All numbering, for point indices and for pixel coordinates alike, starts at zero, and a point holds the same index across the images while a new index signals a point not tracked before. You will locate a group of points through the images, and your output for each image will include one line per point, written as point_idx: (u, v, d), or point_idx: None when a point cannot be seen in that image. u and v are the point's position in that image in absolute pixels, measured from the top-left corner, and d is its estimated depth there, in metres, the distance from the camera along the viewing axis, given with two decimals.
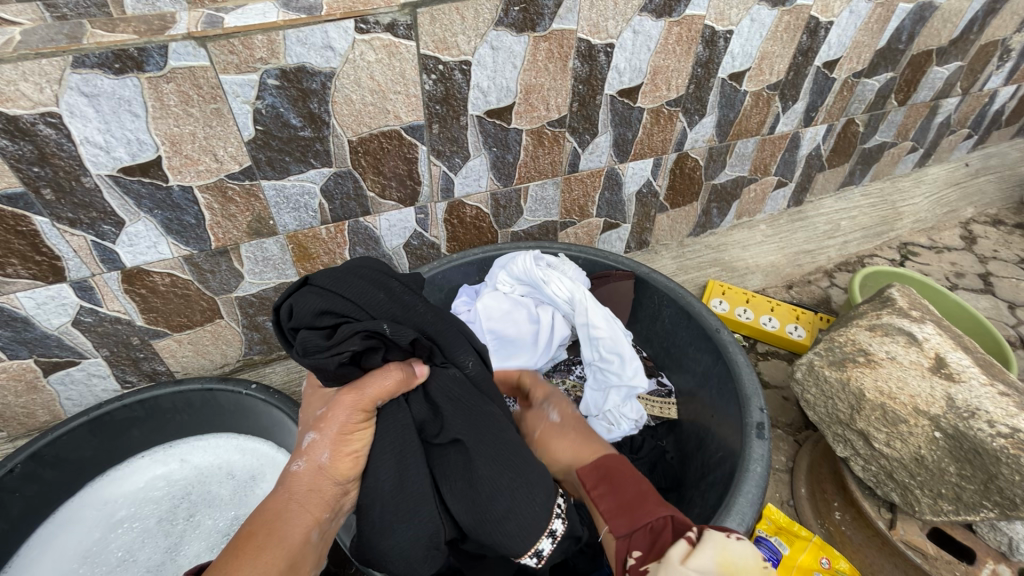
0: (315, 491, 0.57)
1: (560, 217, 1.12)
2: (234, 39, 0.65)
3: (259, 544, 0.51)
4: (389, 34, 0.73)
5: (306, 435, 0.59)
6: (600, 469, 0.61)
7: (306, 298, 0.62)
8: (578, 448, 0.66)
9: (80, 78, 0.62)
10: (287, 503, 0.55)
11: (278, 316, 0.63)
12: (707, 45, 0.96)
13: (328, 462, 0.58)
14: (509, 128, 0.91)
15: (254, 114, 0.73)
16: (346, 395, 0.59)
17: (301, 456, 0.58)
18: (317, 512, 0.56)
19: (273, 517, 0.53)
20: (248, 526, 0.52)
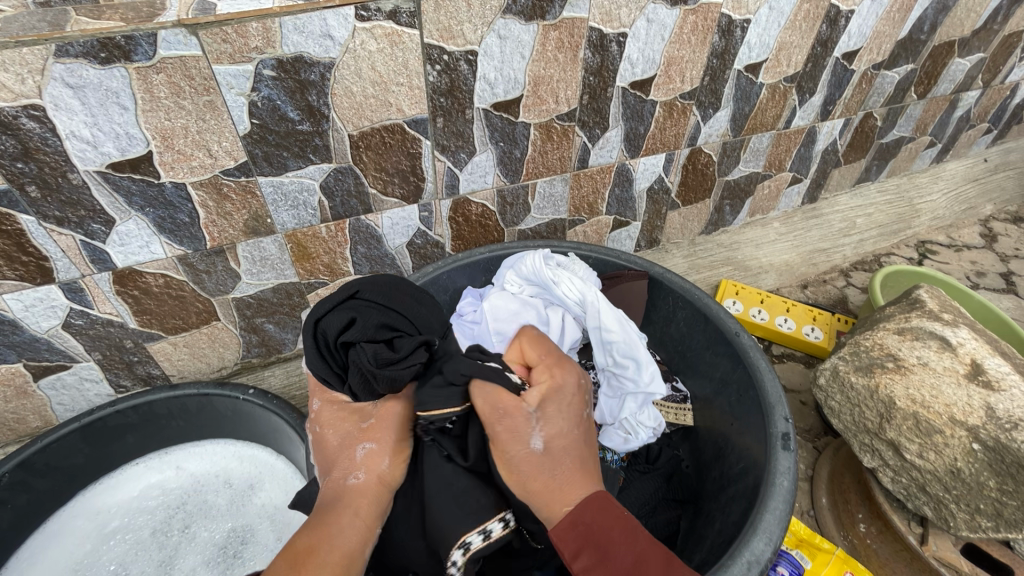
0: (375, 504, 0.53)
1: (569, 216, 1.08)
2: (227, 26, 0.62)
3: (323, 563, 0.46)
4: (391, 22, 0.69)
5: (361, 445, 0.55)
6: (582, 531, 0.47)
7: (367, 312, 0.59)
8: (556, 497, 0.49)
9: (64, 67, 0.58)
10: (348, 518, 0.50)
11: (328, 329, 0.58)
12: (723, 35, 0.92)
13: (388, 470, 0.55)
14: (516, 122, 0.88)
15: (249, 106, 0.69)
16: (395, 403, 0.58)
17: (359, 468, 0.54)
18: (374, 526, 0.52)
19: (334, 529, 0.49)
20: (307, 542, 0.47)
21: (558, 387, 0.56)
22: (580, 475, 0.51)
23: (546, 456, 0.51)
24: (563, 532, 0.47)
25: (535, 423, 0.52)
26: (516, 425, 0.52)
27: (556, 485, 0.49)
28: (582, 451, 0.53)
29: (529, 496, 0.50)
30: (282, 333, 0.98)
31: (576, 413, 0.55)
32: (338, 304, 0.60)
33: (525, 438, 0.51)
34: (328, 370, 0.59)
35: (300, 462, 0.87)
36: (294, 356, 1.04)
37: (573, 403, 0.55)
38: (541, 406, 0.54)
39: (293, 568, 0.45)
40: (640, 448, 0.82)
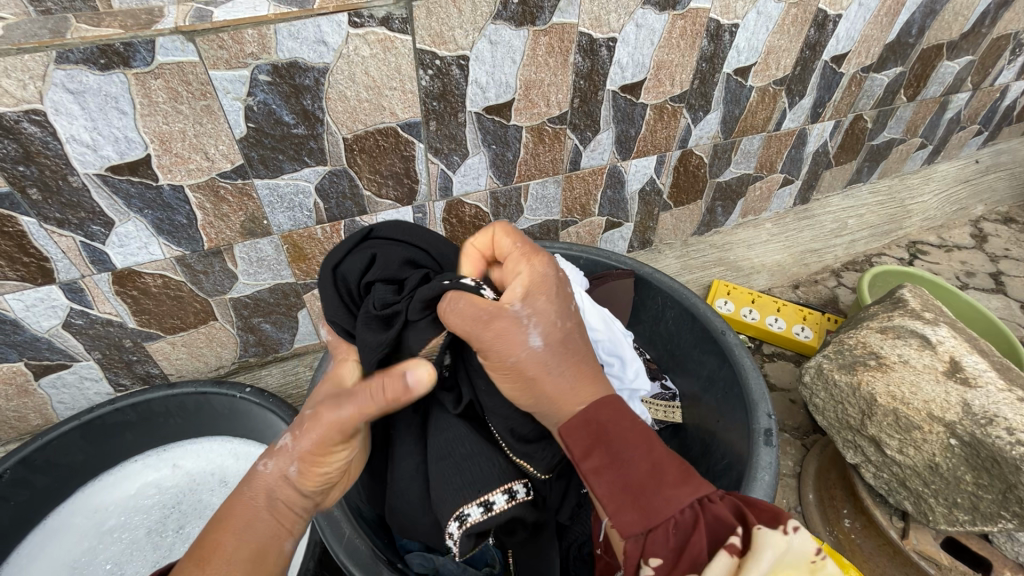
0: (281, 501, 0.53)
1: (562, 217, 1.09)
2: (223, 33, 0.63)
3: (225, 555, 0.48)
4: (384, 28, 0.71)
5: (282, 437, 0.56)
6: (595, 429, 0.47)
7: (386, 250, 0.65)
8: (569, 396, 0.50)
9: (64, 73, 0.60)
10: (254, 510, 0.52)
11: (349, 269, 0.64)
12: (712, 39, 0.93)
13: (296, 472, 0.54)
14: (508, 125, 0.89)
15: (245, 110, 0.71)
16: (323, 403, 0.55)
17: (269, 459, 0.55)
18: (281, 522, 0.53)
19: (238, 526, 0.50)
20: (210, 534, 0.50)
21: (536, 283, 0.55)
22: (584, 374, 0.51)
23: (546, 355, 0.50)
24: (576, 428, 0.48)
25: (530, 322, 0.52)
26: (512, 327, 0.51)
27: (566, 385, 0.50)
28: (582, 350, 0.53)
29: (542, 400, 0.51)
30: (279, 332, 0.99)
31: (568, 309, 0.55)
32: (358, 247, 0.66)
33: (522, 338, 0.51)
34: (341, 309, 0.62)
35: None
36: (290, 355, 1.05)
37: (564, 298, 0.55)
38: (531, 304, 0.53)
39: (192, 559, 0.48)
40: None
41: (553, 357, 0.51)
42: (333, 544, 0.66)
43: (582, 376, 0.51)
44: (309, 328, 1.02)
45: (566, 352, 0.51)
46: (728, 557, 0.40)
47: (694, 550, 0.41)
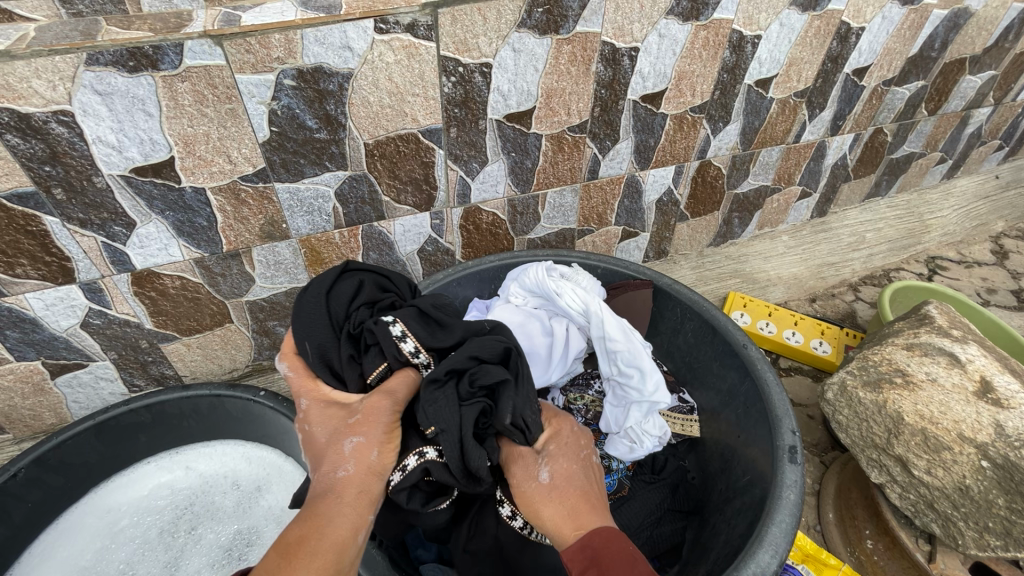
0: (365, 493, 0.52)
1: (578, 225, 1.09)
2: (251, 37, 0.64)
3: (315, 548, 0.45)
4: (409, 35, 0.71)
5: (347, 439, 0.54)
6: (591, 555, 0.49)
7: (369, 280, 0.71)
8: (565, 522, 0.53)
9: (93, 75, 0.60)
10: (337, 503, 0.49)
11: (328, 299, 0.67)
12: (734, 50, 0.93)
13: (376, 460, 0.54)
14: (528, 133, 0.89)
15: (269, 114, 0.71)
16: (381, 399, 0.59)
17: (348, 460, 0.53)
18: (366, 514, 0.51)
19: (324, 519, 0.48)
20: (299, 529, 0.46)
21: (561, 433, 0.63)
22: (588, 510, 0.54)
23: (554, 489, 0.56)
24: (574, 554, 0.50)
25: (541, 458, 0.59)
26: (527, 458, 0.59)
27: (563, 513, 0.53)
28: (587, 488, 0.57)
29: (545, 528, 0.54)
30: None
31: (578, 455, 0.61)
32: (340, 278, 0.70)
33: (534, 473, 0.57)
34: (327, 338, 0.64)
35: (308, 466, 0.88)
36: None
37: (576, 445, 0.61)
38: (549, 447, 0.60)
39: (283, 557, 0.44)
40: (645, 458, 0.81)
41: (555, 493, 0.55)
42: None
43: (580, 507, 0.54)
44: None
45: (571, 489, 0.56)
46: None
47: None
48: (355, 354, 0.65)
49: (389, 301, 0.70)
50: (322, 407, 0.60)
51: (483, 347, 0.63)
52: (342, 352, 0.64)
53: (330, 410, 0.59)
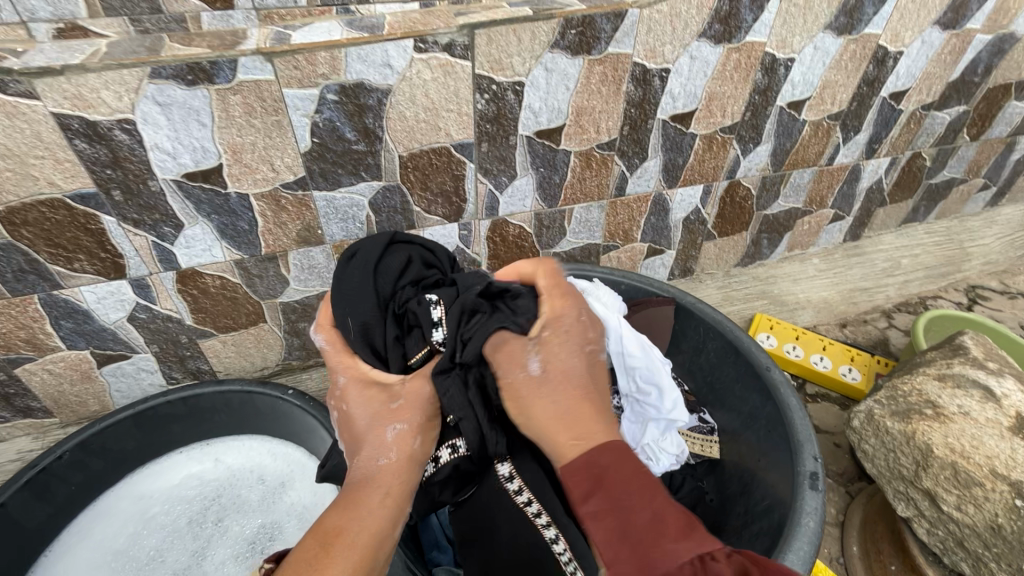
0: (403, 485, 0.53)
1: (604, 241, 1.10)
2: (299, 55, 0.68)
3: (352, 541, 0.48)
4: (446, 54, 0.74)
5: (389, 426, 0.55)
6: (596, 473, 0.45)
7: (414, 255, 0.69)
8: (563, 431, 0.49)
9: (155, 87, 0.65)
10: (376, 494, 0.51)
11: (372, 273, 0.65)
12: (767, 72, 0.93)
13: (417, 448, 0.56)
14: (557, 149, 0.91)
15: (311, 126, 0.75)
16: (418, 381, 0.58)
17: (390, 448, 0.54)
18: (402, 506, 0.53)
19: (361, 511, 0.50)
20: (337, 519, 0.49)
21: (559, 320, 0.60)
22: (589, 414, 0.50)
23: (543, 379, 0.53)
24: (576, 471, 0.46)
25: (532, 351, 0.56)
26: (517, 350, 0.57)
27: (560, 417, 0.50)
28: (586, 385, 0.53)
29: (533, 424, 0.52)
30: None
31: (579, 347, 0.57)
32: (389, 248, 0.68)
33: (524, 363, 0.55)
34: (372, 315, 0.62)
35: None
36: None
37: (576, 338, 0.57)
38: (545, 339, 0.57)
39: (323, 544, 0.47)
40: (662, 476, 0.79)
41: (548, 385, 0.53)
42: None
43: (582, 410, 0.50)
44: None
45: (564, 382, 0.53)
46: None
47: None
48: (401, 336, 0.64)
49: (433, 277, 0.70)
50: (359, 386, 0.58)
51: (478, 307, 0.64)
52: (387, 334, 0.63)
53: (366, 387, 0.58)
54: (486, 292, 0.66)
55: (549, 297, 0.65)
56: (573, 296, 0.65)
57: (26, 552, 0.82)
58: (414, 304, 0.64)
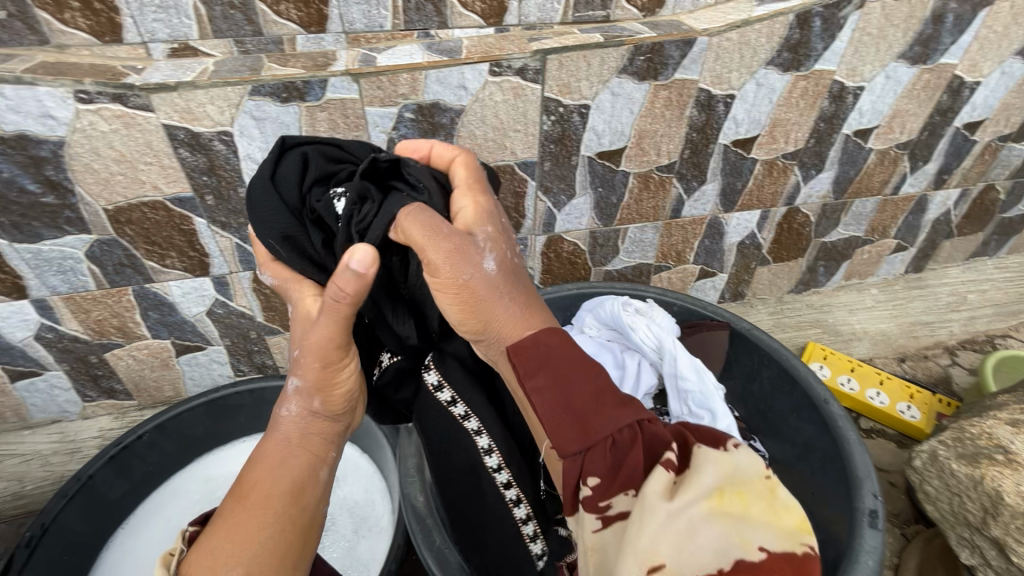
0: (310, 434, 0.59)
1: (656, 261, 1.10)
2: (383, 76, 0.73)
3: (264, 492, 0.53)
4: (518, 77, 0.77)
5: (291, 381, 0.60)
6: (543, 353, 0.52)
7: (312, 152, 0.61)
8: (518, 327, 0.54)
9: (254, 103, 0.71)
10: (288, 450, 0.57)
11: (281, 183, 0.59)
12: (834, 100, 0.92)
13: (319, 404, 0.59)
14: (617, 170, 0.92)
15: (387, 142, 0.79)
16: (328, 325, 0.56)
17: (291, 401, 0.59)
18: (320, 453, 0.59)
19: (273, 468, 0.55)
20: (251, 476, 0.55)
21: (484, 217, 0.59)
22: (535, 311, 0.56)
23: (493, 277, 0.55)
24: (525, 350, 0.52)
25: (483, 247, 0.56)
26: (461, 245, 0.54)
27: (512, 314, 0.54)
28: (527, 290, 0.57)
29: (488, 327, 0.55)
30: None
31: (507, 249, 0.59)
32: (282, 157, 0.61)
33: (478, 261, 0.55)
34: (291, 225, 0.58)
35: (384, 466, 0.95)
36: None
37: (505, 237, 0.59)
38: (488, 236, 0.58)
39: (237, 501, 0.53)
40: None
41: (502, 284, 0.56)
42: (423, 549, 0.70)
43: (531, 310, 0.56)
44: None
45: (513, 283, 0.56)
46: (664, 474, 0.45)
47: (630, 463, 0.46)
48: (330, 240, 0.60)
49: (340, 171, 0.60)
50: (298, 322, 0.61)
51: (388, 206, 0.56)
52: (314, 241, 0.60)
53: (302, 325, 0.60)
54: (371, 170, 0.59)
55: (462, 184, 0.62)
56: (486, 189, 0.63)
57: (105, 523, 0.89)
58: (318, 199, 0.58)
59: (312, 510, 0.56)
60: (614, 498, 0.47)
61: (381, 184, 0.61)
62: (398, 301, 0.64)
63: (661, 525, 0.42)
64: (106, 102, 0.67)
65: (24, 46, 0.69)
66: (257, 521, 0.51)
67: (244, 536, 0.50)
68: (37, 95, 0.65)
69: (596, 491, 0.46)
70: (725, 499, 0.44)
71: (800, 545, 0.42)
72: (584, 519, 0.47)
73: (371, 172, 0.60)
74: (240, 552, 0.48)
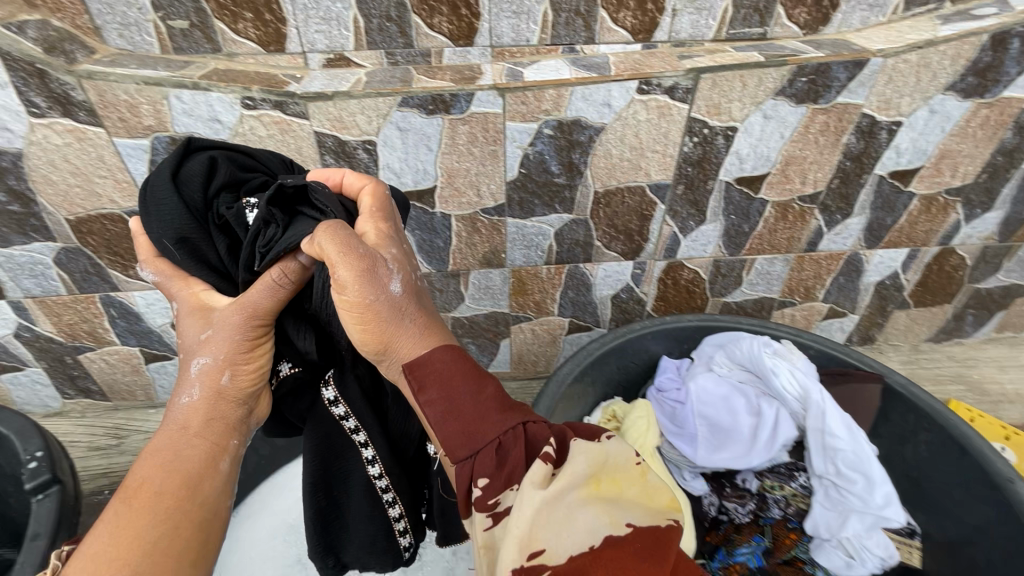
0: (215, 420, 0.50)
1: (781, 296, 1.02)
2: (530, 91, 0.71)
3: (157, 491, 0.45)
4: (666, 96, 0.73)
5: (194, 362, 0.51)
6: (440, 368, 0.47)
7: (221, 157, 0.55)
8: (417, 342, 0.48)
9: (401, 115, 0.72)
10: (184, 439, 0.48)
11: (186, 184, 0.53)
12: (1019, 132, 0.81)
13: (227, 384, 0.50)
14: (755, 197, 0.86)
15: (522, 158, 0.78)
16: (233, 311, 0.50)
17: (193, 386, 0.50)
18: (223, 441, 0.50)
19: (170, 457, 0.47)
20: (143, 472, 0.46)
21: (388, 237, 0.53)
22: (436, 332, 0.50)
23: (402, 302, 0.49)
24: (421, 366, 0.47)
25: (391, 267, 0.50)
26: (371, 263, 0.47)
27: (409, 327, 0.49)
28: (431, 310, 0.53)
29: (390, 349, 0.48)
30: (480, 355, 1.05)
31: (411, 267, 0.53)
32: (185, 157, 0.55)
33: (385, 282, 0.49)
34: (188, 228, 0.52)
35: None
36: None
37: (409, 261, 0.53)
38: (393, 254, 0.51)
39: (125, 503, 0.44)
40: None
41: (408, 305, 0.50)
42: None
43: (432, 328, 0.50)
44: (506, 357, 1.05)
45: (420, 307, 0.51)
46: (544, 465, 0.41)
47: (516, 465, 0.42)
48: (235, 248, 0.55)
49: (252, 180, 0.55)
50: (185, 312, 0.53)
51: (298, 227, 0.50)
52: (216, 248, 0.54)
53: (192, 315, 0.52)
54: (276, 195, 0.51)
55: (375, 206, 0.56)
56: (395, 215, 0.57)
57: None
58: (227, 206, 0.53)
59: (212, 505, 0.47)
60: (504, 494, 0.42)
61: (288, 209, 0.53)
62: (298, 313, 0.55)
63: (536, 518, 0.39)
64: (267, 108, 0.70)
65: (199, 54, 0.73)
66: (136, 530, 0.42)
67: (121, 545, 0.42)
68: (209, 100, 0.68)
69: (489, 495, 0.41)
70: (599, 484, 0.42)
71: (665, 521, 0.43)
72: (473, 519, 0.42)
73: (278, 196, 0.52)
74: (109, 570, 0.40)
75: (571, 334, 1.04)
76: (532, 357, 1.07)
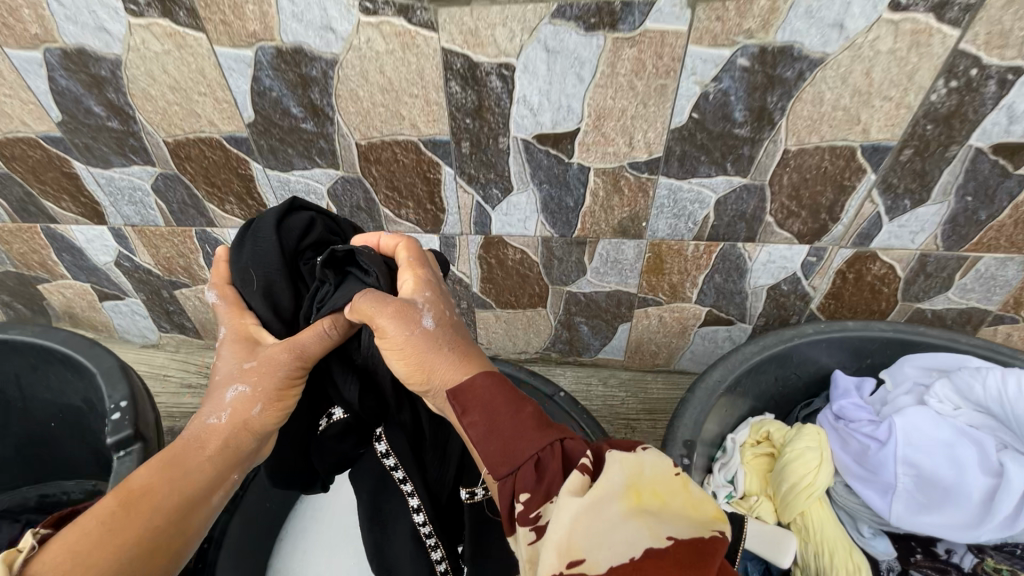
0: (230, 449, 0.46)
1: (1000, 309, 0.77)
2: (732, 1, 0.52)
3: (157, 505, 0.41)
4: (930, 16, 0.51)
5: (231, 386, 0.47)
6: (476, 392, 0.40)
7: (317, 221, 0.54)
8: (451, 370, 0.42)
9: (552, 30, 0.55)
10: (198, 459, 0.44)
11: (272, 231, 0.50)
12: None
13: (256, 416, 0.47)
14: (1012, 174, 0.62)
15: (699, 97, 0.59)
16: (280, 348, 0.47)
17: (224, 409, 0.46)
18: (226, 474, 0.46)
19: (178, 473, 0.43)
20: (147, 478, 0.41)
21: (433, 282, 0.49)
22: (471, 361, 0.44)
23: (439, 336, 0.44)
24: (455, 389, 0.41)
25: (425, 305, 0.46)
26: (403, 305, 0.44)
27: (444, 357, 0.43)
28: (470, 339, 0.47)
29: (429, 378, 0.43)
30: (592, 337, 0.90)
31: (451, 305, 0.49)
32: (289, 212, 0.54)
33: (418, 317, 0.44)
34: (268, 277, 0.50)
35: None
36: (590, 362, 0.95)
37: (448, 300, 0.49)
38: (432, 294, 0.47)
39: (118, 507, 0.39)
40: None
41: (446, 339, 0.44)
42: None
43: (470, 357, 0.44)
44: (622, 343, 0.90)
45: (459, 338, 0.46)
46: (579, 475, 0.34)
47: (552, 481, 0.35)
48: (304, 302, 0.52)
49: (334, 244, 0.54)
50: (230, 340, 0.49)
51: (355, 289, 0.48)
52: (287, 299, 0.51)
53: (238, 344, 0.49)
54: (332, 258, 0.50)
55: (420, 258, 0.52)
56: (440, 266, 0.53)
57: None
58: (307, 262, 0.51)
59: (188, 540, 0.42)
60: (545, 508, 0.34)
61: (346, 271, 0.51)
62: (345, 360, 0.52)
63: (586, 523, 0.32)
64: (390, 15, 0.56)
65: None
66: (123, 539, 0.38)
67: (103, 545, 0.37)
68: (322, 1, 0.55)
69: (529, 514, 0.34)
70: (643, 497, 0.34)
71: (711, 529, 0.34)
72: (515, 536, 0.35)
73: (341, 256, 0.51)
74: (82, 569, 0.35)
75: (705, 326, 0.86)
76: (652, 348, 0.91)
